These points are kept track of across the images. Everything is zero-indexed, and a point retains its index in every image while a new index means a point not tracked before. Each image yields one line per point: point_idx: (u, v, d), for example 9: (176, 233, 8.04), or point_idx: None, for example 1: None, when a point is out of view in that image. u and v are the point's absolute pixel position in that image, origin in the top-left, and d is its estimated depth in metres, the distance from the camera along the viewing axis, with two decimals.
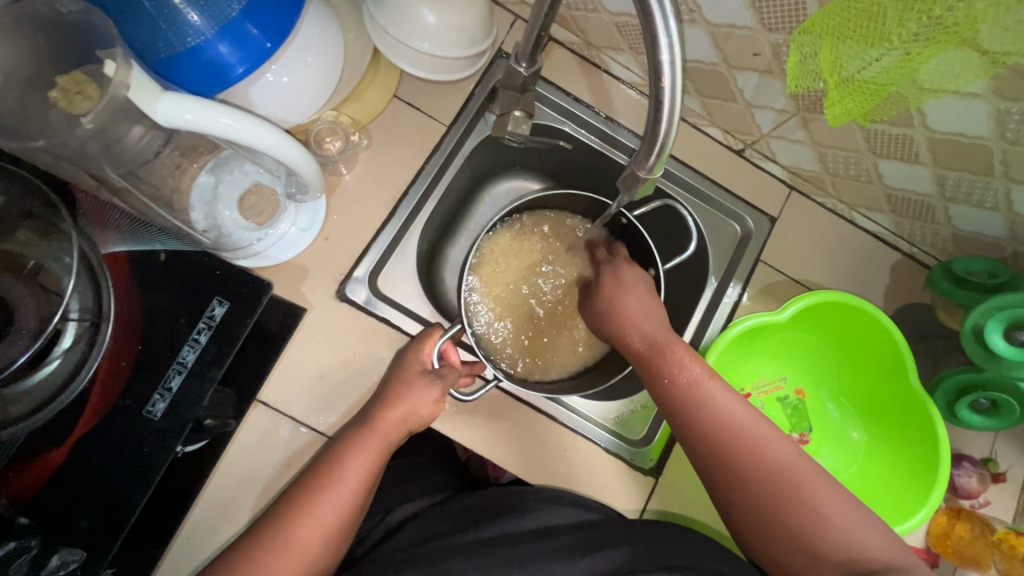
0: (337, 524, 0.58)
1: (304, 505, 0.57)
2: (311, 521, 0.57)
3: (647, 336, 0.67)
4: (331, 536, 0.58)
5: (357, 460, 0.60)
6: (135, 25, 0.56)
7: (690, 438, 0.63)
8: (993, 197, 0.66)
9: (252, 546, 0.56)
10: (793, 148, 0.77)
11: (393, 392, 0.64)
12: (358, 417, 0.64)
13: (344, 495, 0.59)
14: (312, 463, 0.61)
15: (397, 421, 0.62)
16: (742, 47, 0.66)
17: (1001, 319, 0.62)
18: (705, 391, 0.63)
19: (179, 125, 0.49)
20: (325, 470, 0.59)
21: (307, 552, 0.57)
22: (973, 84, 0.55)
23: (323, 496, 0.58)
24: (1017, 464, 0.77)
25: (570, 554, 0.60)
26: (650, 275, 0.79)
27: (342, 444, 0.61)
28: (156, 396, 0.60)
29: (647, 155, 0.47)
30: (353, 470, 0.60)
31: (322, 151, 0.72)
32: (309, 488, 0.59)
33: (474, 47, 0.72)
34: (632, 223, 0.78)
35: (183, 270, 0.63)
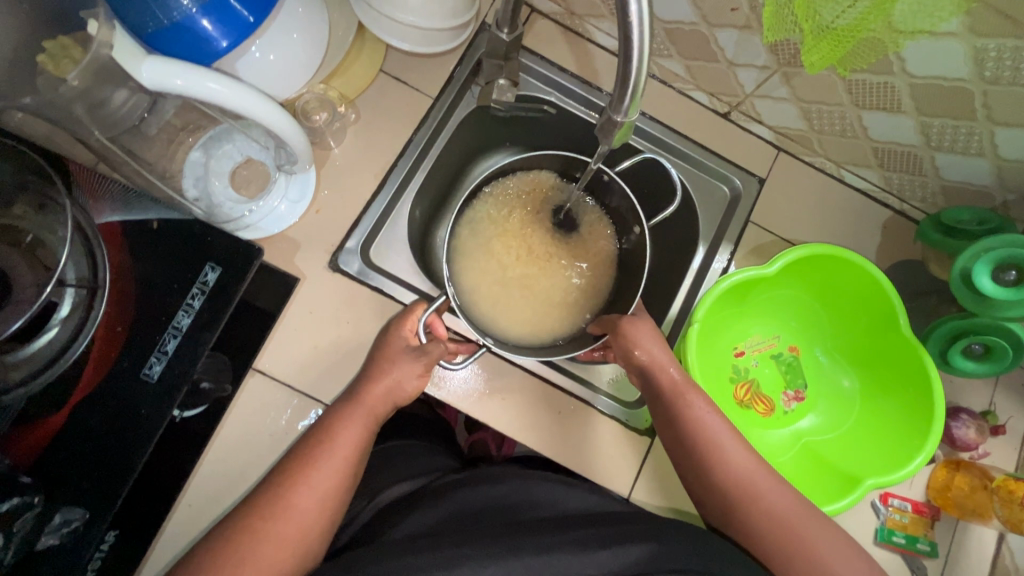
0: (333, 489, 0.59)
1: (300, 475, 0.59)
2: (309, 486, 0.58)
3: (667, 372, 0.67)
4: (328, 502, 0.59)
5: (349, 429, 0.62)
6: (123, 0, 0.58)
7: (690, 469, 0.65)
8: (978, 141, 0.66)
9: (249, 513, 0.57)
10: (776, 106, 0.78)
11: (381, 363, 0.65)
12: (345, 393, 0.65)
13: (336, 465, 0.60)
14: (301, 437, 0.63)
15: (382, 395, 0.64)
16: (720, 3, 0.66)
17: (989, 260, 0.61)
18: (712, 431, 0.64)
19: (164, 88, 0.51)
20: (319, 441, 0.61)
21: (304, 519, 0.58)
22: (947, 22, 0.55)
23: (313, 473, 0.59)
24: (1015, 416, 0.77)
25: (585, 546, 0.57)
26: (637, 234, 0.81)
27: (332, 419, 0.62)
28: (152, 358, 0.60)
29: (621, 99, 0.48)
30: (344, 438, 0.61)
31: (310, 124, 0.74)
32: (302, 462, 0.60)
33: (457, 18, 0.73)
34: (615, 180, 0.77)
35: (174, 236, 0.63)
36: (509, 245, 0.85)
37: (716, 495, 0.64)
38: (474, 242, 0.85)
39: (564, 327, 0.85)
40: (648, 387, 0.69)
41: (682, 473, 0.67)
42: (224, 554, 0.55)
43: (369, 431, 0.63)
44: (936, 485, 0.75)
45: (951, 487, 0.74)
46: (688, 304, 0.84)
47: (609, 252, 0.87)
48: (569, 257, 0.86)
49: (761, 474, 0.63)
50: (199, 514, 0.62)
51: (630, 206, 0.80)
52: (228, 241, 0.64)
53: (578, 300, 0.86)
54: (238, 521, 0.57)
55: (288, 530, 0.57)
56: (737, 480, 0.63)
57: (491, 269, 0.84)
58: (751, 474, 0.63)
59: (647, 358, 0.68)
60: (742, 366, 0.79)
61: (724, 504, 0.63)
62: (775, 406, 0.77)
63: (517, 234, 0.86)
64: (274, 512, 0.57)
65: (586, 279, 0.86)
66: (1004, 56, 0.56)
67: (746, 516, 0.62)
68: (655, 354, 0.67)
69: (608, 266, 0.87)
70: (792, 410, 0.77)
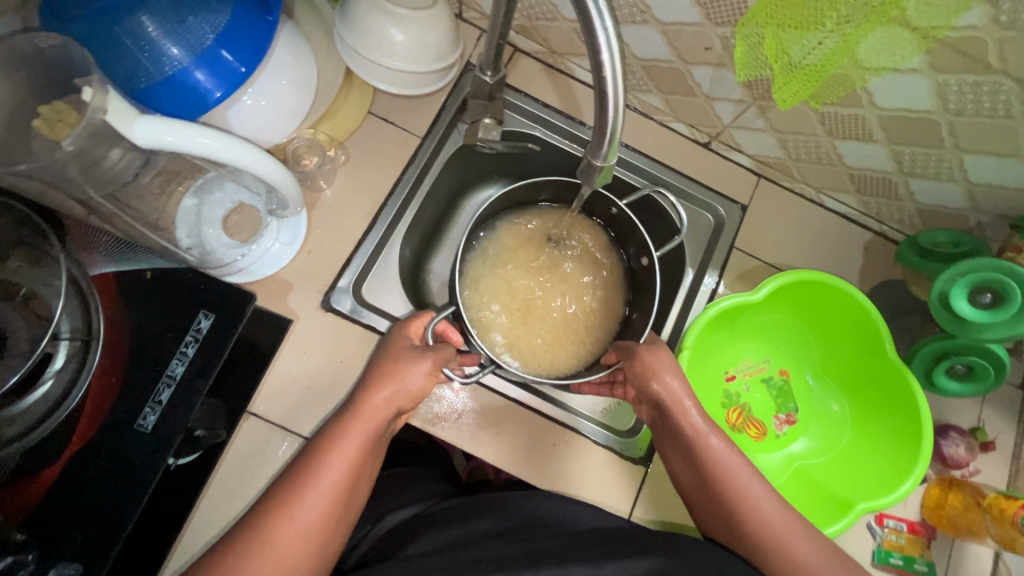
0: (321, 518, 0.57)
1: (290, 499, 0.57)
2: (295, 515, 0.56)
3: (679, 404, 0.67)
4: (315, 533, 0.57)
5: (342, 450, 0.59)
6: (117, 59, 0.61)
7: (708, 504, 0.66)
8: (948, 168, 0.69)
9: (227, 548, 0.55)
10: (755, 136, 0.80)
11: (388, 368, 0.64)
12: (343, 407, 0.64)
13: (327, 491, 0.58)
14: (297, 454, 0.61)
15: (382, 404, 0.62)
16: (694, 42, 0.69)
17: (965, 284, 0.62)
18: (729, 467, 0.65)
19: (156, 147, 0.52)
20: (311, 466, 0.58)
21: (288, 552, 0.55)
22: (910, 60, 0.58)
23: (299, 496, 0.57)
24: (1002, 431, 0.79)
25: (594, 560, 0.58)
26: (646, 263, 0.84)
27: (326, 438, 0.60)
28: (146, 409, 0.60)
29: (599, 145, 0.50)
30: (338, 457, 0.59)
31: (300, 168, 0.76)
32: (291, 488, 0.57)
33: (442, 61, 0.77)
34: (626, 213, 0.81)
35: (169, 286, 0.64)
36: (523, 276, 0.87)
37: (733, 533, 0.64)
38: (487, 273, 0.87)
39: (583, 353, 0.87)
40: (665, 420, 0.69)
41: (699, 509, 0.67)
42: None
43: (369, 447, 0.61)
44: (930, 504, 0.75)
45: (944, 505, 0.75)
46: (678, 329, 0.85)
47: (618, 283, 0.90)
48: (583, 283, 0.88)
49: (782, 515, 0.63)
50: (200, 547, 0.62)
51: (639, 238, 0.83)
52: (221, 290, 0.65)
53: (592, 326, 0.87)
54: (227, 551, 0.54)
55: (274, 561, 0.54)
56: (753, 520, 0.63)
57: (509, 296, 0.86)
58: (768, 513, 0.63)
59: (669, 393, 0.68)
60: (733, 390, 0.79)
61: (737, 542, 0.64)
62: (767, 430, 0.78)
63: (532, 261, 0.87)
64: (263, 543, 0.55)
65: (599, 305, 0.88)
66: (965, 90, 0.58)
67: (763, 556, 0.62)
68: (678, 388, 0.67)
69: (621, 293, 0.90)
70: (783, 434, 0.78)
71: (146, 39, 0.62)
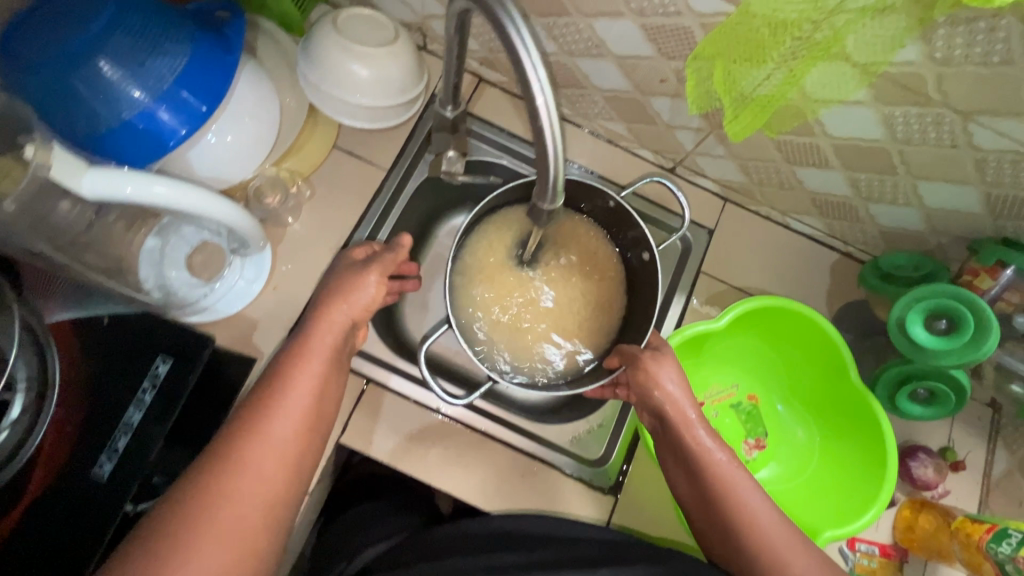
0: (297, 436, 0.55)
1: (256, 430, 0.53)
2: (269, 433, 0.53)
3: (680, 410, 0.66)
4: (294, 449, 0.55)
5: (307, 369, 0.58)
6: (77, 104, 0.63)
7: (705, 509, 0.65)
8: (903, 193, 0.69)
9: (193, 486, 0.50)
10: (717, 163, 0.81)
11: (337, 290, 0.64)
12: (295, 330, 0.63)
13: (300, 408, 0.56)
14: (249, 392, 0.57)
15: (339, 318, 0.62)
16: (650, 75, 0.70)
17: (921, 310, 0.63)
18: (729, 477, 0.64)
19: (105, 198, 0.52)
20: (274, 383, 0.56)
21: (266, 472, 0.52)
22: (855, 93, 0.58)
23: (269, 414, 0.54)
24: (971, 450, 0.79)
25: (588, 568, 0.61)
26: (646, 258, 0.77)
27: (288, 356, 0.59)
28: (102, 457, 0.58)
29: (545, 189, 0.50)
30: (300, 387, 0.57)
31: (264, 206, 0.77)
32: (260, 406, 0.55)
33: (405, 95, 0.78)
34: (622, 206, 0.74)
35: (128, 330, 0.62)
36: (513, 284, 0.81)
37: (728, 539, 0.64)
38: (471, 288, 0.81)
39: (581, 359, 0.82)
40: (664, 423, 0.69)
41: (695, 513, 0.67)
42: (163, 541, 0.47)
43: (328, 373, 0.59)
44: (900, 526, 0.76)
45: (914, 527, 0.75)
46: None
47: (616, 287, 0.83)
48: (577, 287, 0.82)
49: (780, 527, 0.62)
50: None
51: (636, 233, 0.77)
52: (176, 334, 0.64)
53: (587, 328, 0.82)
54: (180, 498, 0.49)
55: (249, 495, 0.50)
56: (752, 531, 0.62)
57: (496, 306, 0.81)
58: (766, 525, 0.62)
59: (672, 401, 0.67)
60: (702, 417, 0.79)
61: (731, 548, 0.64)
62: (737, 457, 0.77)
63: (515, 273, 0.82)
64: (225, 484, 0.50)
65: (593, 311, 0.82)
66: (911, 122, 0.59)
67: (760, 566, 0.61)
68: (677, 393, 0.66)
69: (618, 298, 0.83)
70: (753, 459, 0.78)
71: (106, 84, 0.63)
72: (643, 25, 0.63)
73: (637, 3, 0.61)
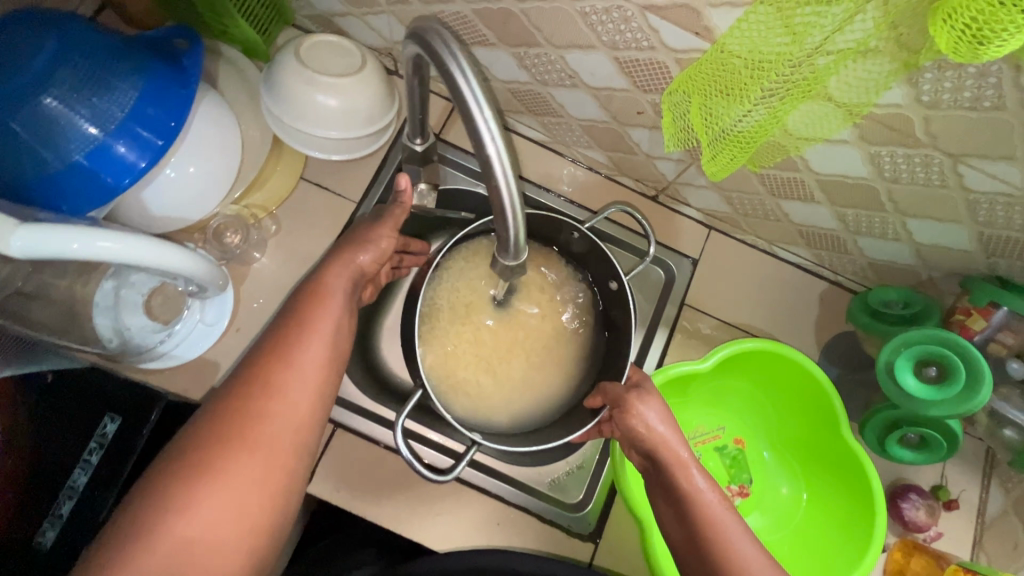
0: (321, 377, 0.52)
1: (278, 369, 0.50)
2: (296, 374, 0.50)
3: (664, 442, 0.59)
4: (320, 392, 0.52)
5: (326, 312, 0.54)
6: (22, 144, 0.59)
7: (695, 561, 0.54)
8: (892, 229, 0.66)
9: (219, 424, 0.47)
10: (701, 193, 0.78)
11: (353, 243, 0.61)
12: (307, 278, 0.58)
13: (320, 349, 0.52)
14: (263, 335, 0.53)
15: (346, 269, 0.58)
16: (626, 106, 0.66)
17: (909, 356, 0.61)
18: (717, 518, 0.54)
19: (41, 256, 0.49)
20: (292, 325, 0.53)
21: (295, 415, 0.49)
22: (839, 132, 0.55)
23: (290, 352, 0.51)
24: (966, 489, 0.76)
25: None
26: (614, 288, 0.73)
27: (302, 303, 0.55)
28: (44, 525, 0.55)
29: (506, 244, 0.47)
30: (322, 329, 0.53)
31: (225, 247, 0.74)
32: (281, 344, 0.51)
33: (373, 125, 0.75)
34: (585, 238, 0.70)
35: (75, 390, 0.60)
36: (481, 324, 0.77)
37: None
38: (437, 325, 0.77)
39: (558, 396, 0.79)
40: (651, 461, 0.61)
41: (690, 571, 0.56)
42: (175, 490, 0.44)
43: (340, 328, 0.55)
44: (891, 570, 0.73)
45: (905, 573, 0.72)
46: None
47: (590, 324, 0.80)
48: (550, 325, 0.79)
49: None
50: None
51: (606, 265, 0.72)
52: (125, 391, 0.63)
53: (564, 366, 0.79)
54: (190, 451, 0.46)
55: (281, 435, 0.48)
56: None
57: (465, 347, 0.77)
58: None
59: (659, 439, 0.60)
60: None
61: None
62: None
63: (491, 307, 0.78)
64: (245, 439, 0.47)
65: (566, 348, 0.79)
66: (899, 161, 0.56)
67: None
68: (665, 433, 0.59)
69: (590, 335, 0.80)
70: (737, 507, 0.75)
71: (55, 121, 0.59)
72: (616, 58, 0.60)
73: (609, 37, 0.57)
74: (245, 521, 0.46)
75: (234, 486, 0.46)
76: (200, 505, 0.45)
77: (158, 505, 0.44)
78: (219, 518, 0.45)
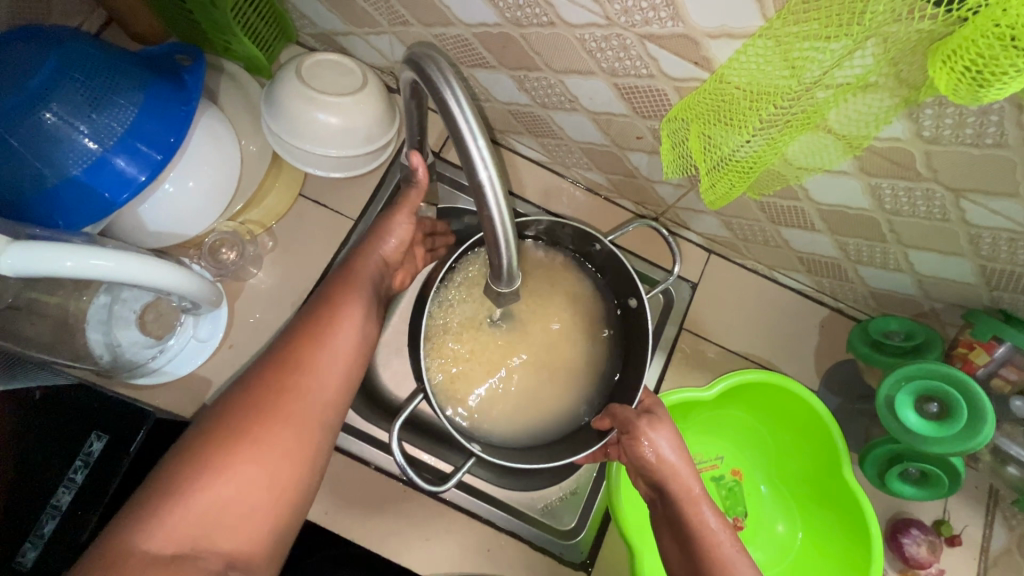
0: (348, 362, 0.55)
1: (310, 349, 0.53)
2: (326, 355, 0.53)
3: (676, 473, 0.59)
4: (346, 375, 0.55)
5: (354, 302, 0.57)
6: (22, 159, 0.59)
7: None
8: (893, 259, 0.65)
9: (252, 396, 0.50)
10: (701, 218, 0.77)
11: (377, 236, 0.63)
12: (333, 273, 0.61)
13: (349, 335, 0.56)
14: (293, 319, 0.56)
15: (371, 265, 0.61)
16: (626, 131, 0.66)
17: (910, 391, 0.59)
18: (724, 551, 0.54)
19: (32, 274, 0.49)
20: (322, 313, 0.55)
21: (322, 393, 0.52)
22: (840, 163, 0.54)
23: (322, 335, 0.54)
24: (969, 525, 0.74)
25: None
26: (633, 306, 0.69)
27: (328, 295, 0.57)
28: (26, 545, 0.52)
29: (500, 272, 0.47)
30: (351, 316, 0.56)
31: (220, 263, 0.74)
32: (311, 329, 0.54)
33: (372, 144, 0.75)
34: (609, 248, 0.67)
35: (65, 407, 0.58)
36: (487, 337, 0.72)
37: None
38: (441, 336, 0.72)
39: (564, 416, 0.73)
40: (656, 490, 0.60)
41: None
42: (210, 453, 0.47)
43: (368, 318, 0.58)
44: None
45: None
46: None
47: (606, 340, 0.74)
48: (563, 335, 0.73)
49: None
50: None
51: (624, 278, 0.69)
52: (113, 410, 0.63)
53: (574, 383, 0.73)
54: (226, 418, 0.48)
55: (309, 410, 0.51)
56: None
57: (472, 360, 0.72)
58: None
59: (668, 466, 0.59)
60: None
61: None
62: None
63: None
64: (278, 410, 0.50)
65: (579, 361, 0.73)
66: (899, 194, 0.55)
67: None
68: (673, 462, 0.59)
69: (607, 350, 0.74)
70: None
71: (55, 136, 0.59)
72: (615, 85, 0.60)
73: (608, 63, 0.57)
74: (271, 489, 0.48)
75: (264, 454, 0.48)
76: (233, 466, 0.47)
77: (190, 467, 0.46)
78: (250, 479, 0.47)
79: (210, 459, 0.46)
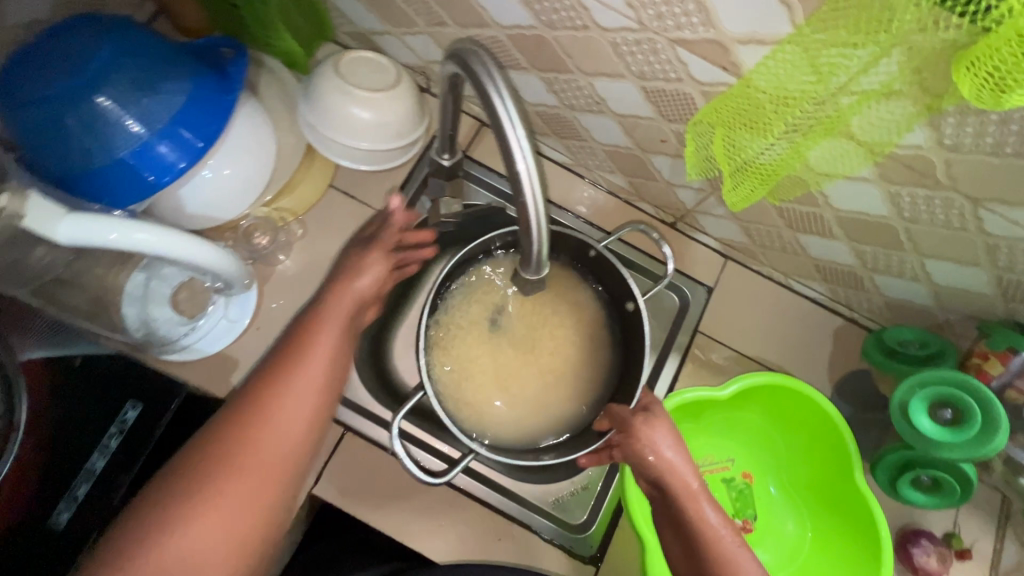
0: (317, 396, 0.54)
1: (273, 389, 0.53)
2: (290, 395, 0.53)
3: (679, 473, 0.59)
4: (316, 408, 0.54)
5: (323, 337, 0.56)
6: (74, 139, 0.62)
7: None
8: (910, 268, 0.66)
9: (217, 440, 0.50)
10: (719, 223, 0.79)
11: (351, 267, 0.62)
12: (312, 300, 0.60)
13: (318, 370, 0.54)
14: (268, 354, 0.56)
15: (345, 302, 0.59)
16: (650, 134, 0.68)
17: (922, 396, 0.60)
18: (728, 549, 0.55)
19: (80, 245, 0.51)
20: (294, 346, 0.55)
21: (288, 433, 0.52)
22: (860, 170, 0.56)
23: (291, 370, 0.54)
24: (980, 539, 0.74)
25: None
26: (630, 309, 0.72)
27: (300, 327, 0.57)
28: (60, 506, 0.58)
29: (529, 258, 0.48)
30: (319, 351, 0.55)
31: (253, 247, 0.77)
32: (279, 366, 0.54)
33: (403, 139, 0.77)
34: (603, 255, 0.70)
35: (97, 379, 0.61)
36: (492, 336, 0.77)
37: None
38: (449, 332, 0.77)
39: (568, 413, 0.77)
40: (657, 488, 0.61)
41: None
42: (174, 502, 0.48)
43: (343, 342, 0.57)
44: None
45: None
46: None
47: (604, 341, 0.78)
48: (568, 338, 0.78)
49: None
50: None
51: (619, 282, 0.72)
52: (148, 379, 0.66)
53: (576, 381, 0.77)
54: (197, 457, 0.50)
55: (270, 453, 0.51)
56: None
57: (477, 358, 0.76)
58: None
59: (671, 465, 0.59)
60: None
61: None
62: None
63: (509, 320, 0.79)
64: (236, 460, 0.50)
65: (579, 362, 0.78)
66: (918, 202, 0.57)
67: None
68: (677, 462, 0.59)
69: (608, 351, 0.78)
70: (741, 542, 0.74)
71: (105, 119, 0.62)
72: (643, 88, 0.62)
73: (637, 67, 0.59)
74: (241, 530, 0.49)
75: (228, 501, 0.49)
76: (206, 504, 0.48)
77: (159, 514, 0.47)
78: (219, 520, 0.48)
79: (179, 502, 0.48)
